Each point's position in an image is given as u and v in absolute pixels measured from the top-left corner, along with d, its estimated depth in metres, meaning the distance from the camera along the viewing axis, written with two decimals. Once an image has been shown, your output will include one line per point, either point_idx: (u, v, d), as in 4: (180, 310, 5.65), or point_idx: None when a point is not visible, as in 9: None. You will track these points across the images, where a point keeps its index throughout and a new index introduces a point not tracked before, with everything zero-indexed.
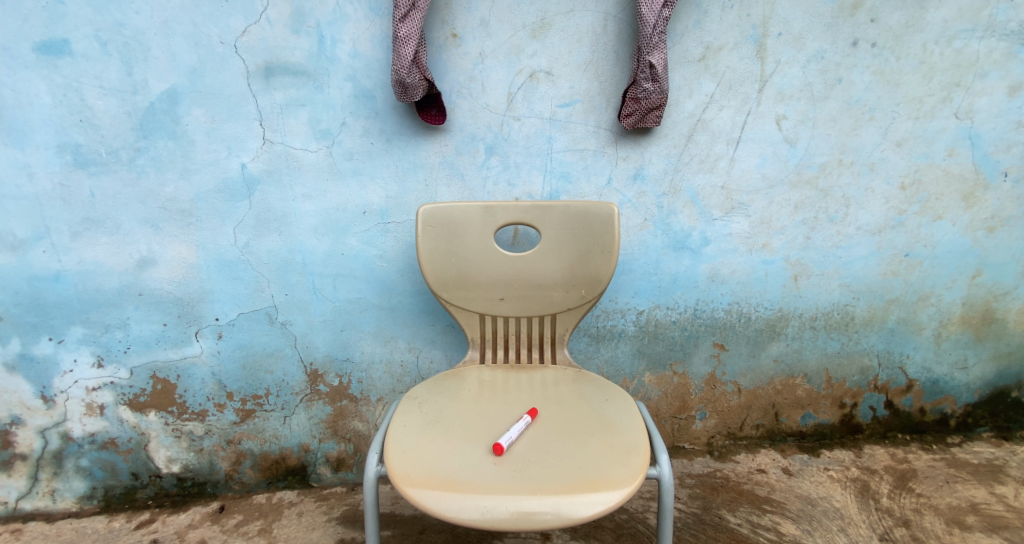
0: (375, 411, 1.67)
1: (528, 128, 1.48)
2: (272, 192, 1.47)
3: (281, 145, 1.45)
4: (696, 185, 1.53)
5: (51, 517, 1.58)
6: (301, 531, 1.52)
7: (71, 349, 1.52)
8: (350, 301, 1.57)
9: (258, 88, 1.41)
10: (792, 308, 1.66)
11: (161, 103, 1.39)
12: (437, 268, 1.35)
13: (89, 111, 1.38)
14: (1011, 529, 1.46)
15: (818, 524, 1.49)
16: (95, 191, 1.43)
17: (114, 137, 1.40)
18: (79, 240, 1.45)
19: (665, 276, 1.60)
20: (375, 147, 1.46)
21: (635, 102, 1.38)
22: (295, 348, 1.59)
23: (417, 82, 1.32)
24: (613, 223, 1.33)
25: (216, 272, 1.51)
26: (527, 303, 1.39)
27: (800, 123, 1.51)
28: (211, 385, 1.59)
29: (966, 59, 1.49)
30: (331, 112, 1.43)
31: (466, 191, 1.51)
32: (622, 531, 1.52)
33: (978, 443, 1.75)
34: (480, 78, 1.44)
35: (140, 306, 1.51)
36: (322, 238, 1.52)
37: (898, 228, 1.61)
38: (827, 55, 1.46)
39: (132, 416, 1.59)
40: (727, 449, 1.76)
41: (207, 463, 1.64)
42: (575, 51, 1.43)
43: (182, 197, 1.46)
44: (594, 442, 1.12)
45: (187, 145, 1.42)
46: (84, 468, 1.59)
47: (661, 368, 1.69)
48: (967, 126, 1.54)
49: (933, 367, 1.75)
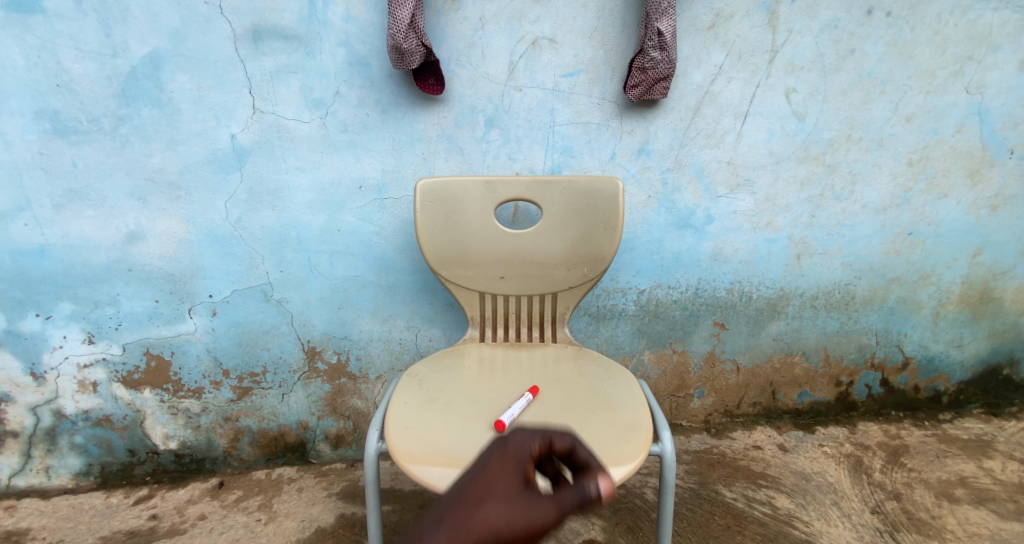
0: (374, 389, 1.65)
1: (530, 100, 1.42)
2: (264, 164, 1.42)
3: (272, 115, 1.38)
4: (702, 161, 1.50)
5: (47, 493, 1.57)
6: (301, 506, 1.53)
7: (59, 325, 1.48)
8: (347, 278, 1.53)
9: (245, 53, 1.33)
10: (793, 287, 1.65)
11: (143, 68, 1.32)
12: (436, 245, 1.32)
13: (67, 75, 1.30)
14: (997, 501, 1.49)
15: (811, 498, 1.52)
16: (77, 161, 1.36)
17: (95, 103, 1.33)
18: (63, 213, 1.39)
19: (667, 254, 1.58)
20: (370, 118, 1.40)
21: (642, 73, 1.33)
22: (291, 327, 1.57)
23: (414, 48, 1.25)
24: (617, 200, 1.29)
25: (208, 248, 1.47)
26: (528, 281, 1.37)
27: (809, 97, 1.47)
28: (207, 362, 1.57)
29: (980, 31, 1.45)
30: (324, 80, 1.36)
31: (466, 165, 1.46)
32: (620, 506, 1.54)
33: (968, 419, 1.78)
34: (480, 45, 1.37)
35: (130, 281, 1.47)
36: (317, 213, 1.47)
37: (903, 206, 1.59)
38: (841, 25, 1.41)
39: (127, 393, 1.56)
40: (724, 426, 1.78)
41: (205, 440, 1.63)
42: (580, 17, 1.37)
43: (169, 168, 1.40)
44: (596, 420, 1.12)
45: (173, 114, 1.36)
46: (78, 444, 1.58)
47: (661, 346, 1.68)
48: (977, 101, 1.51)
49: (929, 345, 1.76)
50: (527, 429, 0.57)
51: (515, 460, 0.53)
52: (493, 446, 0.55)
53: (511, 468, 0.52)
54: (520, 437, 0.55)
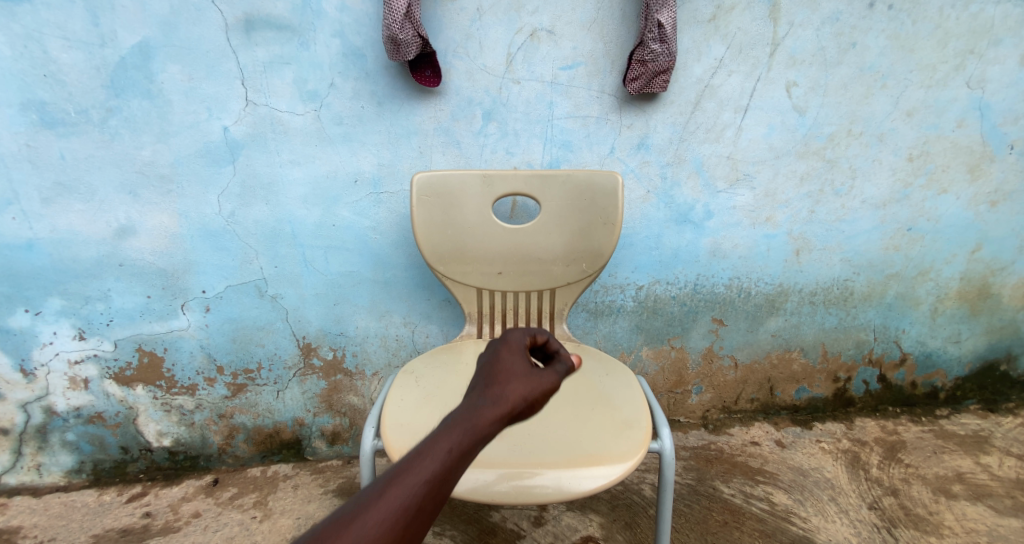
0: (370, 385, 1.64)
1: (528, 93, 1.40)
2: (257, 157, 1.39)
3: (265, 107, 1.36)
4: (701, 155, 1.48)
5: (39, 490, 1.56)
6: (297, 503, 1.51)
7: (49, 321, 1.45)
8: (343, 274, 1.51)
9: (237, 44, 1.31)
10: (792, 283, 1.64)
11: (132, 58, 1.29)
12: (433, 240, 1.30)
13: (54, 66, 1.27)
14: (994, 497, 1.49)
15: (809, 494, 1.52)
16: (65, 153, 1.33)
17: (83, 94, 1.30)
18: (52, 207, 1.37)
19: (666, 250, 1.57)
20: (366, 111, 1.38)
21: (642, 65, 1.31)
22: (286, 323, 1.55)
23: (410, 39, 1.23)
24: (617, 195, 1.28)
25: (201, 243, 1.44)
26: (526, 277, 1.35)
27: (810, 91, 1.45)
28: (200, 359, 1.55)
29: (982, 24, 1.43)
30: (318, 72, 1.34)
31: (463, 159, 1.44)
32: (618, 502, 1.54)
33: (965, 415, 1.78)
34: (478, 36, 1.35)
35: (122, 277, 1.44)
36: (312, 208, 1.45)
37: (903, 202, 1.58)
38: (842, 18, 1.40)
39: (119, 390, 1.54)
40: (721, 422, 1.78)
41: (199, 437, 1.62)
42: (579, 9, 1.34)
43: (160, 161, 1.37)
44: (594, 416, 1.11)
45: (163, 105, 1.33)
46: (70, 442, 1.56)
47: (659, 342, 1.67)
48: (978, 96, 1.49)
49: (927, 341, 1.75)
50: (519, 332, 0.90)
51: (516, 350, 0.86)
52: (501, 345, 0.87)
53: (519, 353, 0.85)
54: (516, 337, 0.89)
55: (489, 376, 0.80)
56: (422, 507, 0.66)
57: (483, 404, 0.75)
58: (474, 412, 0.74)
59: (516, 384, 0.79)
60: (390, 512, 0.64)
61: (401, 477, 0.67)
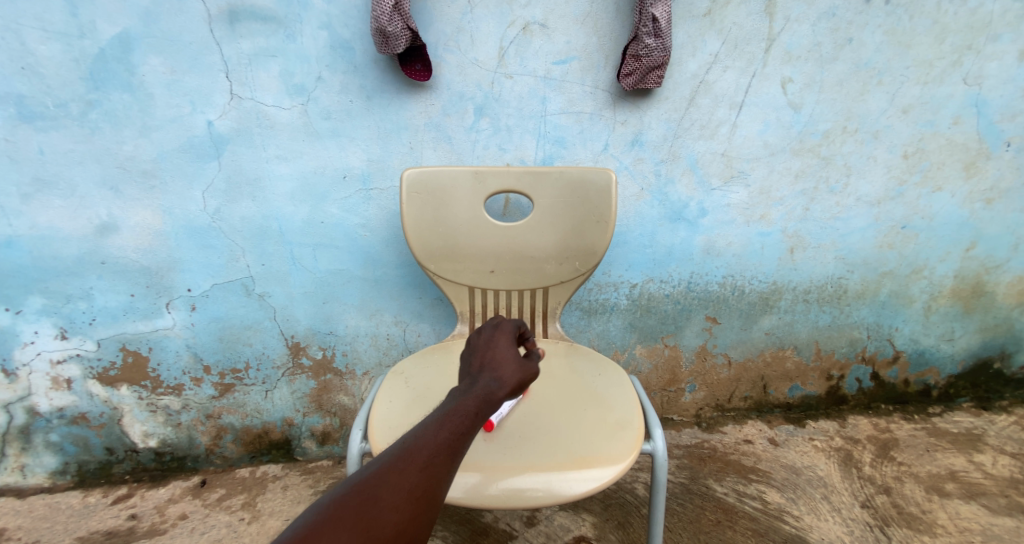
0: (361, 385, 1.62)
1: (520, 88, 1.38)
2: (243, 153, 1.36)
3: (251, 101, 1.33)
4: (696, 152, 1.46)
5: (23, 492, 1.53)
6: (286, 504, 1.49)
7: (31, 320, 1.42)
8: (332, 272, 1.49)
9: (221, 36, 1.27)
10: (786, 281, 1.63)
11: (112, 50, 1.25)
12: (424, 238, 1.28)
13: (32, 58, 1.24)
14: (987, 495, 1.49)
15: (802, 492, 1.51)
16: (45, 148, 1.30)
17: (62, 87, 1.26)
18: (31, 203, 1.33)
19: (659, 248, 1.55)
20: (354, 105, 1.35)
21: (636, 61, 1.29)
22: (274, 322, 1.52)
23: (399, 32, 1.20)
24: (610, 192, 1.26)
25: (186, 240, 1.41)
26: (519, 276, 1.33)
27: (805, 87, 1.43)
28: (186, 358, 1.52)
29: (980, 20, 1.42)
30: (305, 65, 1.31)
31: (454, 155, 1.42)
32: (611, 502, 1.53)
33: (957, 413, 1.78)
34: (469, 30, 1.32)
35: (104, 275, 1.41)
36: (299, 205, 1.42)
37: (897, 200, 1.57)
38: (839, 13, 1.38)
39: (103, 390, 1.51)
40: (715, 420, 1.77)
41: (186, 437, 1.59)
42: (573, 2, 1.32)
43: (142, 156, 1.34)
44: (587, 417, 1.09)
45: (145, 99, 1.29)
46: (53, 443, 1.52)
47: (652, 341, 1.66)
48: (975, 92, 1.48)
49: (920, 339, 1.75)
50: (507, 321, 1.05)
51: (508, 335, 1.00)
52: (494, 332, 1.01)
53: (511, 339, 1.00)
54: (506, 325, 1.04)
55: (492, 357, 0.93)
56: (465, 446, 0.79)
57: (495, 377, 0.89)
58: (489, 384, 0.87)
59: (515, 367, 0.92)
60: (443, 447, 0.77)
61: (447, 421, 0.80)
